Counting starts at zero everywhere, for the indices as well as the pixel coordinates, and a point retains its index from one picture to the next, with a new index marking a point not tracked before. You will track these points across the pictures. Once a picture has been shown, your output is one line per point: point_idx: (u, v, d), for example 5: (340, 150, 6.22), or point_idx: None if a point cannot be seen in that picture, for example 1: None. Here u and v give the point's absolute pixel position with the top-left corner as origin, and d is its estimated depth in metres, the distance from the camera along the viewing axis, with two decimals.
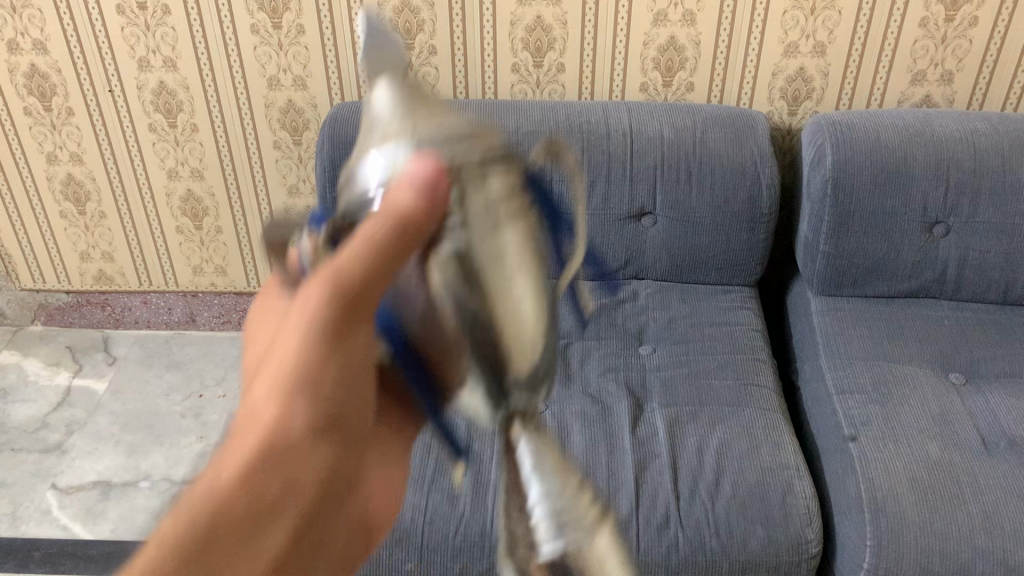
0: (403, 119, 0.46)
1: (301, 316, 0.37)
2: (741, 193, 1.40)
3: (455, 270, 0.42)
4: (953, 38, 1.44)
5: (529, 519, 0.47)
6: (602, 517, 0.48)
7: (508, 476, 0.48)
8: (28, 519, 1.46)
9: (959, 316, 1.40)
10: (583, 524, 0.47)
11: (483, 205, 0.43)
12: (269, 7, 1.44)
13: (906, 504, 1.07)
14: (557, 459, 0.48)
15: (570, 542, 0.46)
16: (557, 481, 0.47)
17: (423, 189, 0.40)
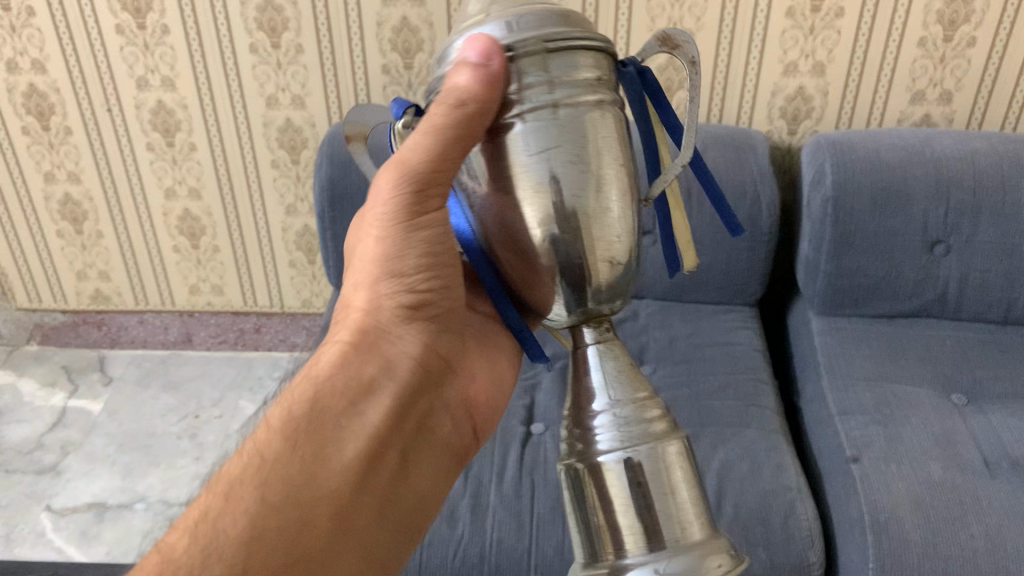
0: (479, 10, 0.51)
1: (386, 202, 0.55)
2: (742, 212, 1.39)
3: (522, 150, 0.49)
4: (952, 58, 1.44)
5: (594, 431, 0.51)
6: (674, 437, 0.51)
7: (581, 391, 0.54)
8: (22, 541, 1.44)
9: (960, 336, 1.39)
10: (646, 431, 0.50)
11: (541, 99, 0.48)
12: (268, 27, 1.44)
13: (909, 526, 1.06)
14: (627, 380, 0.53)
15: (632, 445, 0.50)
16: (623, 397, 0.52)
17: (481, 72, 0.48)
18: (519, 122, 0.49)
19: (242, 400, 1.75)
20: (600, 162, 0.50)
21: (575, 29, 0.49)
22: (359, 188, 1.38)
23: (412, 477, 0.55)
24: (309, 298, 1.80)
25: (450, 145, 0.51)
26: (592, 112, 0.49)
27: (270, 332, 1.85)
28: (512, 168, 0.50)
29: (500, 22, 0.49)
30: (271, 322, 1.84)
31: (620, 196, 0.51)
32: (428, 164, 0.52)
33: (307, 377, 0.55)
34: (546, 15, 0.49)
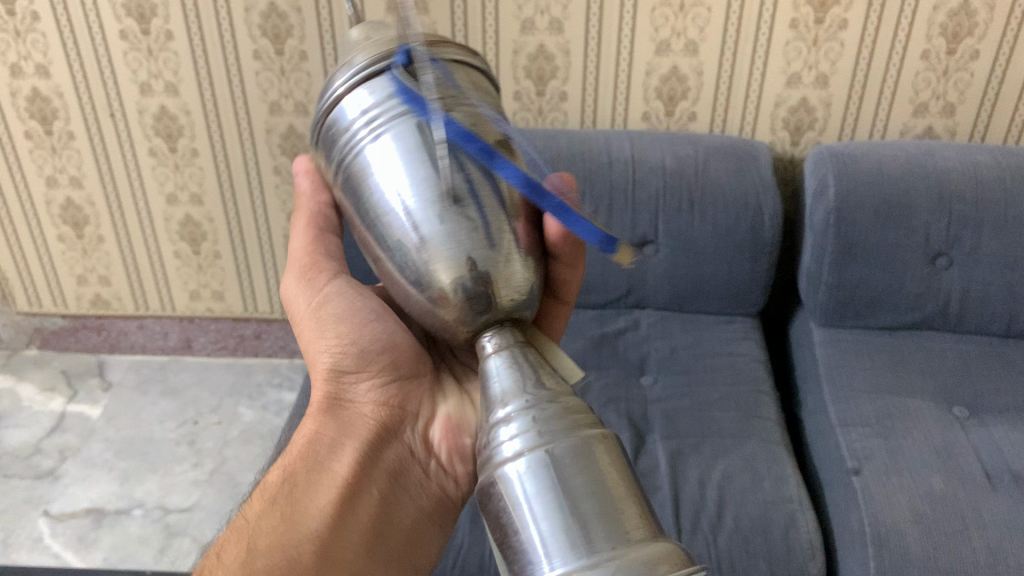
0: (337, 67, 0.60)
1: (295, 297, 0.69)
2: (744, 223, 1.39)
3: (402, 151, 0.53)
4: (955, 71, 1.44)
5: (509, 438, 0.47)
6: (590, 430, 0.46)
7: (493, 409, 0.50)
8: (19, 546, 1.44)
9: (962, 349, 1.38)
10: (551, 427, 0.46)
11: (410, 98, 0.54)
12: (273, 34, 1.44)
13: (910, 539, 1.06)
14: (529, 380, 0.51)
15: (537, 446, 0.45)
16: (527, 400, 0.49)
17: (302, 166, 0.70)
18: (379, 132, 0.54)
19: (241, 406, 1.75)
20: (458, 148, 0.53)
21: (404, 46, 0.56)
22: None
23: (393, 513, 0.64)
24: None
25: (311, 217, 0.70)
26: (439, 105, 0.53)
27: (270, 338, 1.85)
28: (384, 179, 0.53)
29: (341, 67, 0.57)
30: (271, 329, 1.84)
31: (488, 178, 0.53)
32: (303, 245, 0.69)
33: (285, 453, 0.65)
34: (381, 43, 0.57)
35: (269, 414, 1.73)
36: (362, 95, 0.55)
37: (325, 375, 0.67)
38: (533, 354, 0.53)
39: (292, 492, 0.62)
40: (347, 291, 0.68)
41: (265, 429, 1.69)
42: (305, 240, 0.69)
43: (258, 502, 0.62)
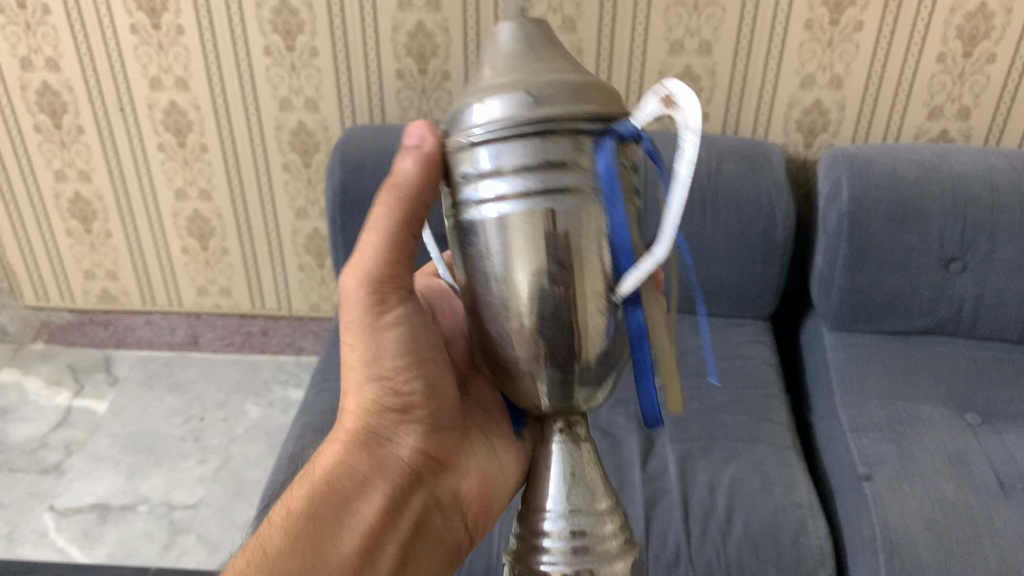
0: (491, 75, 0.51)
1: (350, 301, 0.63)
2: (756, 224, 1.38)
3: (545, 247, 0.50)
4: (970, 75, 1.43)
5: (547, 536, 0.55)
6: (616, 550, 0.55)
7: (540, 494, 0.58)
8: (24, 540, 1.43)
9: (975, 355, 1.37)
10: (590, 551, 0.54)
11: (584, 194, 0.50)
12: (284, 29, 1.43)
13: (922, 547, 1.04)
14: (584, 490, 0.57)
15: (570, 561, 0.54)
16: (574, 504, 0.56)
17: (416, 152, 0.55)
18: (521, 210, 0.49)
19: (247, 403, 1.74)
20: (579, 249, 0.50)
21: (567, 101, 0.48)
22: (372, 195, 1.37)
23: (409, 564, 0.64)
24: (317, 302, 1.78)
25: (403, 228, 0.60)
26: (574, 198, 0.49)
27: (277, 335, 1.84)
28: (511, 264, 0.51)
29: (511, 85, 0.48)
30: (278, 326, 1.83)
31: (597, 287, 0.52)
32: (378, 253, 0.61)
33: (310, 480, 0.64)
34: (546, 82, 0.48)
35: (275, 412, 1.72)
36: (518, 151, 0.48)
37: (365, 407, 0.65)
38: (590, 446, 0.60)
39: (316, 529, 0.61)
40: (411, 322, 0.65)
41: (271, 426, 1.68)
42: (392, 251, 0.61)
43: (280, 527, 0.60)
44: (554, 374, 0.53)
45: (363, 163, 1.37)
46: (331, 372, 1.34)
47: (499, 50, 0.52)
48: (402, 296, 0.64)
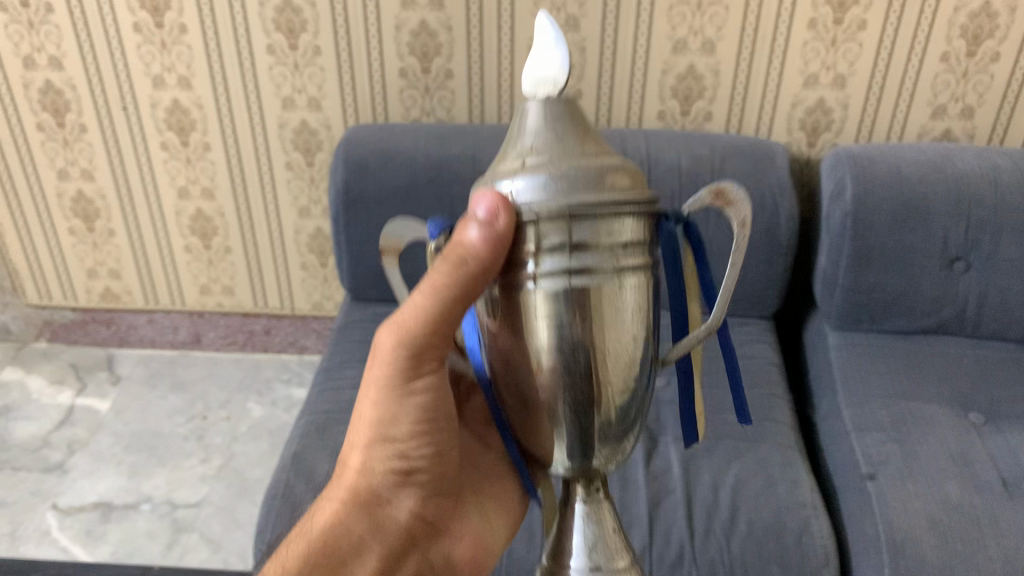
0: (535, 157, 0.51)
1: (380, 363, 0.60)
2: (760, 224, 1.37)
3: (577, 330, 0.53)
4: (974, 74, 1.43)
5: None
6: None
7: (564, 544, 0.63)
8: (27, 539, 1.44)
9: (979, 354, 1.37)
10: None
11: (619, 278, 0.52)
12: (287, 28, 1.43)
13: (927, 548, 1.04)
14: (605, 550, 0.62)
15: None
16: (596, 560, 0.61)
17: (486, 233, 0.51)
18: (556, 293, 0.52)
19: (250, 402, 1.74)
20: (601, 321, 0.53)
21: (597, 187, 0.50)
22: (376, 194, 1.37)
23: None
24: (320, 301, 1.78)
25: (451, 302, 0.55)
26: (598, 277, 0.51)
27: (280, 334, 1.84)
28: (541, 338, 0.53)
29: (556, 174, 0.50)
30: (281, 325, 1.82)
31: (623, 360, 0.55)
32: (422, 320, 0.57)
33: (305, 538, 0.63)
34: (578, 166, 0.50)
35: (278, 411, 1.72)
36: (558, 240, 0.50)
37: (371, 469, 0.63)
38: (608, 504, 0.65)
39: None
40: (438, 390, 0.62)
41: (274, 425, 1.68)
42: (436, 320, 0.56)
43: None
44: (574, 434, 0.57)
45: (366, 162, 1.37)
46: (334, 371, 1.34)
47: (537, 124, 0.53)
48: (434, 363, 0.60)
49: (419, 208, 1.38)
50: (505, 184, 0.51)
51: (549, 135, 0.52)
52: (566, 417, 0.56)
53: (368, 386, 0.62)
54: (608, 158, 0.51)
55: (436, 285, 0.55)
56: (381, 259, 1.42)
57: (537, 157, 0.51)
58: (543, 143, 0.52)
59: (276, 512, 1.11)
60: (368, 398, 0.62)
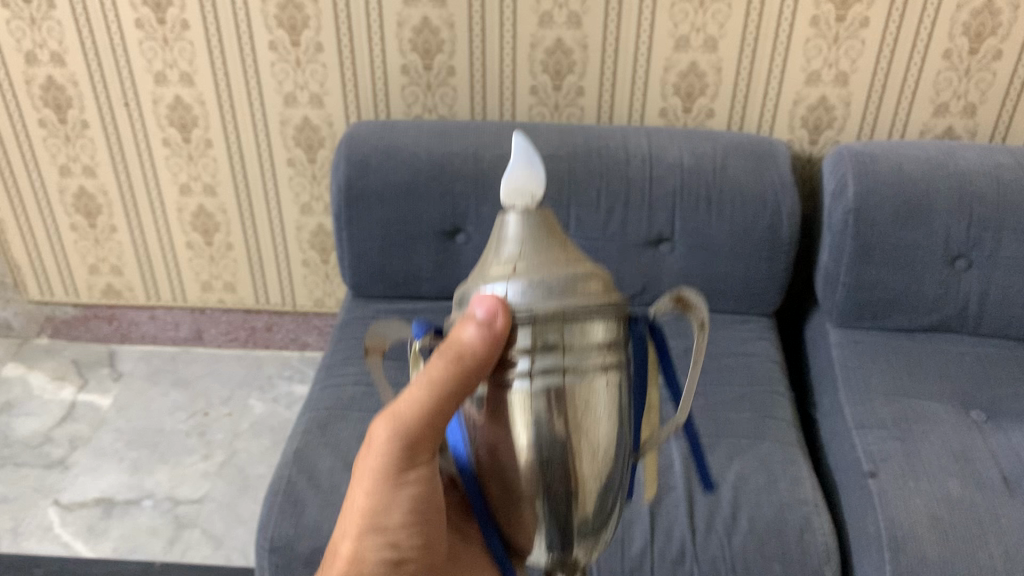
0: (519, 266, 0.55)
1: (376, 451, 0.59)
2: (761, 222, 1.37)
3: (558, 425, 0.56)
4: (976, 71, 1.43)
5: None
6: None
7: None
8: (30, 535, 1.44)
9: (980, 352, 1.37)
10: None
11: (596, 377, 0.57)
12: (289, 24, 1.43)
13: (927, 545, 1.05)
14: None
15: None
16: None
17: (485, 330, 0.54)
18: (538, 390, 0.55)
19: (252, 398, 1.74)
20: (577, 419, 0.56)
21: (573, 292, 0.55)
22: (378, 191, 1.37)
23: None
24: (322, 298, 1.78)
25: (446, 397, 0.57)
26: (574, 378, 0.56)
27: (282, 330, 1.84)
28: (521, 434, 0.56)
29: (540, 284, 0.54)
30: (283, 321, 1.83)
31: (601, 455, 0.58)
32: (420, 411, 0.57)
33: None
34: (557, 274, 0.55)
35: (280, 407, 1.72)
36: (540, 341, 0.55)
37: (361, 559, 0.59)
38: None
39: None
40: (431, 483, 0.61)
41: (276, 421, 1.69)
42: (432, 411, 0.57)
43: None
44: (552, 525, 0.59)
45: (369, 159, 1.37)
46: (335, 367, 1.34)
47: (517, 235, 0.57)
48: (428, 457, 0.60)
49: (421, 204, 1.38)
50: (490, 287, 0.55)
51: (530, 244, 0.56)
52: (545, 508, 0.58)
53: (359, 479, 0.60)
54: (580, 265, 0.56)
55: (433, 379, 0.56)
56: (383, 256, 1.42)
57: (521, 265, 0.56)
58: (524, 250, 0.56)
59: (278, 509, 1.11)
60: (359, 491, 0.60)
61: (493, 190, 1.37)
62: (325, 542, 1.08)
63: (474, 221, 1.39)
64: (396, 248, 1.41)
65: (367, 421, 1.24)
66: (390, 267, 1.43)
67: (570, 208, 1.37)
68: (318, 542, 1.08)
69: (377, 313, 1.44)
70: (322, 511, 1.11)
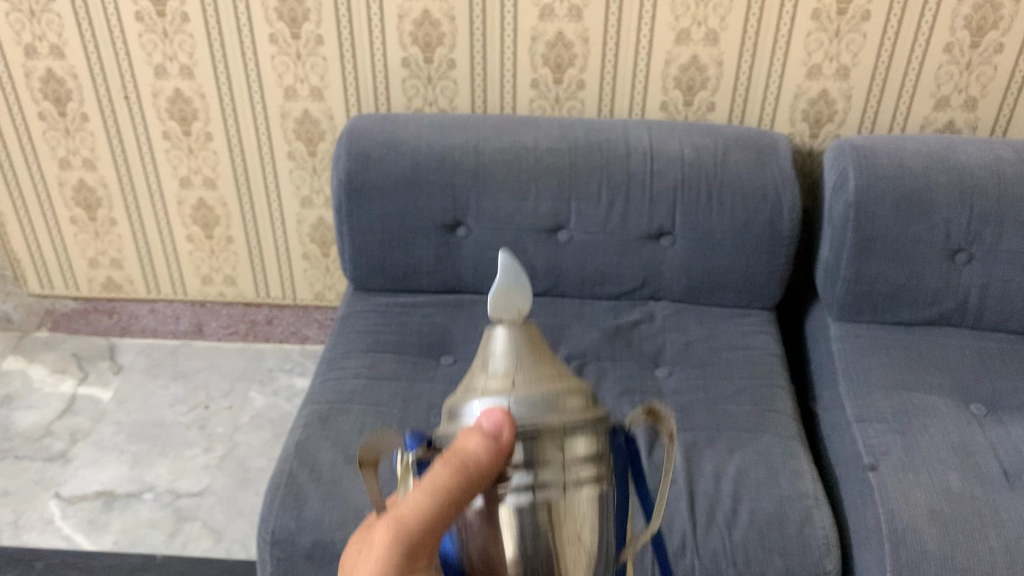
0: (514, 385, 0.59)
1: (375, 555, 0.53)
2: (762, 215, 1.37)
3: (548, 535, 0.59)
4: (978, 65, 1.42)
5: None
6: None
7: None
8: (30, 528, 1.45)
9: (980, 345, 1.37)
10: None
11: (583, 491, 0.60)
12: (289, 17, 1.43)
13: (927, 537, 1.06)
14: None
15: None
16: None
17: (490, 442, 0.55)
18: (530, 502, 0.58)
19: (252, 391, 1.74)
20: (564, 531, 0.59)
21: (562, 410, 0.59)
22: (378, 184, 1.37)
23: None
24: (322, 291, 1.78)
25: (450, 503, 0.54)
26: (564, 491, 0.59)
27: (282, 324, 1.83)
28: (511, 545, 0.59)
29: (538, 403, 0.58)
30: (283, 315, 1.82)
31: (584, 564, 0.61)
32: (422, 512, 0.54)
33: None
34: (547, 391, 0.59)
35: (280, 400, 1.72)
36: (536, 457, 0.58)
37: None
38: None
39: None
40: None
41: (277, 414, 1.69)
42: (435, 514, 0.54)
43: None
44: None
45: (369, 152, 1.37)
46: (336, 361, 1.34)
47: (507, 356, 0.61)
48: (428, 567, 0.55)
49: (421, 197, 1.38)
50: (487, 402, 0.58)
51: (519, 364, 0.61)
52: None
53: None
54: (567, 382, 0.61)
55: (436, 485, 0.54)
56: (383, 250, 1.41)
57: (516, 384, 0.59)
58: (516, 370, 0.60)
59: (279, 502, 1.12)
60: None
61: (493, 184, 1.37)
62: (325, 535, 1.08)
63: (475, 214, 1.39)
64: (396, 241, 1.41)
65: (368, 414, 1.24)
66: (390, 260, 1.42)
67: (570, 202, 1.37)
68: (319, 535, 1.08)
69: (378, 306, 1.43)
70: (323, 505, 1.11)
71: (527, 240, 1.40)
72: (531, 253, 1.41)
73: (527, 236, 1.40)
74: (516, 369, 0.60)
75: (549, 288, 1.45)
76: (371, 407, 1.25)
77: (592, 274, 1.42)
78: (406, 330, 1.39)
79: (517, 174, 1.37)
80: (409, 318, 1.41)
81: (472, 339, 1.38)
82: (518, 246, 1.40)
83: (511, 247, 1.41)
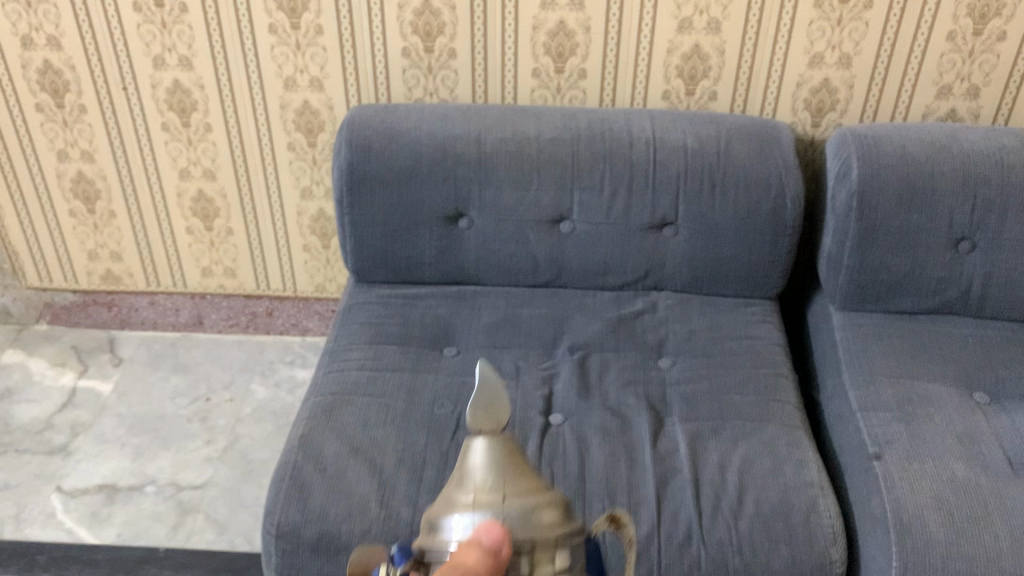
0: (498, 495, 0.54)
1: None
2: (765, 204, 1.37)
3: None
4: (980, 53, 1.42)
5: None
6: None
7: None
8: (32, 522, 1.45)
9: (983, 334, 1.37)
10: None
11: None
12: (289, 7, 1.42)
13: (933, 525, 1.07)
14: None
15: None
16: None
17: (488, 554, 0.50)
18: None
19: (253, 383, 1.73)
20: None
21: (543, 525, 0.54)
22: (380, 175, 1.36)
23: None
24: (322, 283, 1.78)
25: None
26: None
27: (282, 316, 1.83)
28: None
29: (522, 517, 0.53)
30: (283, 306, 1.82)
31: None
32: None
33: None
34: (527, 504, 0.54)
35: (282, 392, 1.72)
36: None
37: None
38: None
39: None
40: None
41: (278, 406, 1.68)
42: None
43: None
44: None
45: (371, 143, 1.36)
46: (339, 353, 1.33)
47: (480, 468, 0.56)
48: None
49: (424, 188, 1.37)
50: (469, 518, 0.53)
51: (500, 471, 0.55)
52: None
53: None
54: (547, 495, 0.56)
55: None
56: (384, 241, 1.41)
57: (500, 494, 0.54)
58: (497, 480, 0.55)
59: (284, 494, 1.11)
60: None
61: (496, 175, 1.37)
62: (330, 528, 1.08)
63: (477, 205, 1.38)
64: (398, 232, 1.40)
65: (372, 406, 1.24)
66: (392, 252, 1.42)
67: (573, 193, 1.37)
68: (325, 528, 1.08)
69: (380, 298, 1.43)
70: (328, 497, 1.11)
71: (530, 230, 1.40)
72: (533, 243, 1.40)
73: (529, 227, 1.39)
74: (496, 477, 0.55)
75: (552, 279, 1.45)
76: (375, 399, 1.25)
77: (595, 264, 1.42)
78: (409, 322, 1.38)
79: (520, 165, 1.37)
80: (412, 310, 1.41)
81: (475, 330, 1.38)
82: (521, 237, 1.40)
83: (514, 238, 1.40)
